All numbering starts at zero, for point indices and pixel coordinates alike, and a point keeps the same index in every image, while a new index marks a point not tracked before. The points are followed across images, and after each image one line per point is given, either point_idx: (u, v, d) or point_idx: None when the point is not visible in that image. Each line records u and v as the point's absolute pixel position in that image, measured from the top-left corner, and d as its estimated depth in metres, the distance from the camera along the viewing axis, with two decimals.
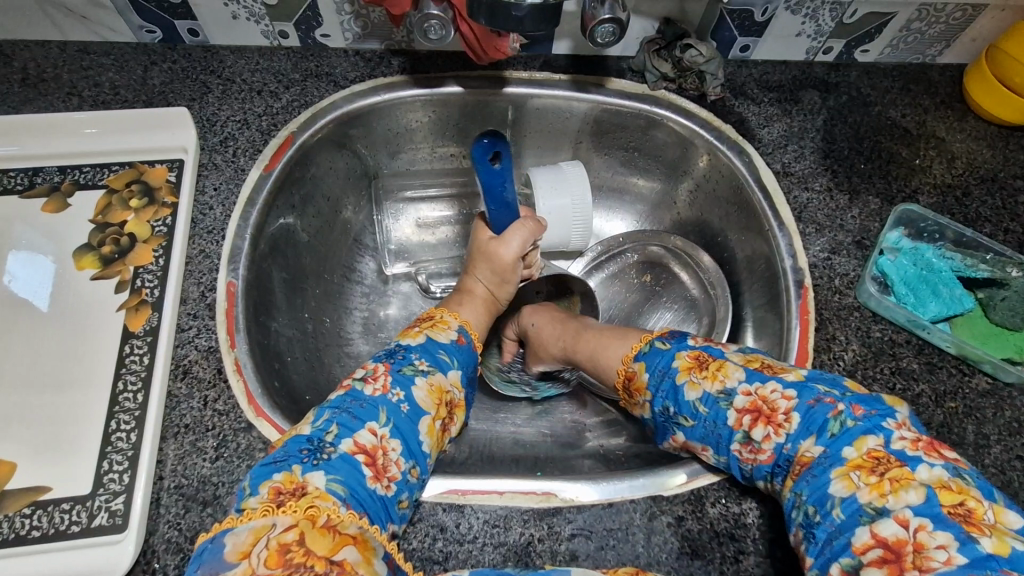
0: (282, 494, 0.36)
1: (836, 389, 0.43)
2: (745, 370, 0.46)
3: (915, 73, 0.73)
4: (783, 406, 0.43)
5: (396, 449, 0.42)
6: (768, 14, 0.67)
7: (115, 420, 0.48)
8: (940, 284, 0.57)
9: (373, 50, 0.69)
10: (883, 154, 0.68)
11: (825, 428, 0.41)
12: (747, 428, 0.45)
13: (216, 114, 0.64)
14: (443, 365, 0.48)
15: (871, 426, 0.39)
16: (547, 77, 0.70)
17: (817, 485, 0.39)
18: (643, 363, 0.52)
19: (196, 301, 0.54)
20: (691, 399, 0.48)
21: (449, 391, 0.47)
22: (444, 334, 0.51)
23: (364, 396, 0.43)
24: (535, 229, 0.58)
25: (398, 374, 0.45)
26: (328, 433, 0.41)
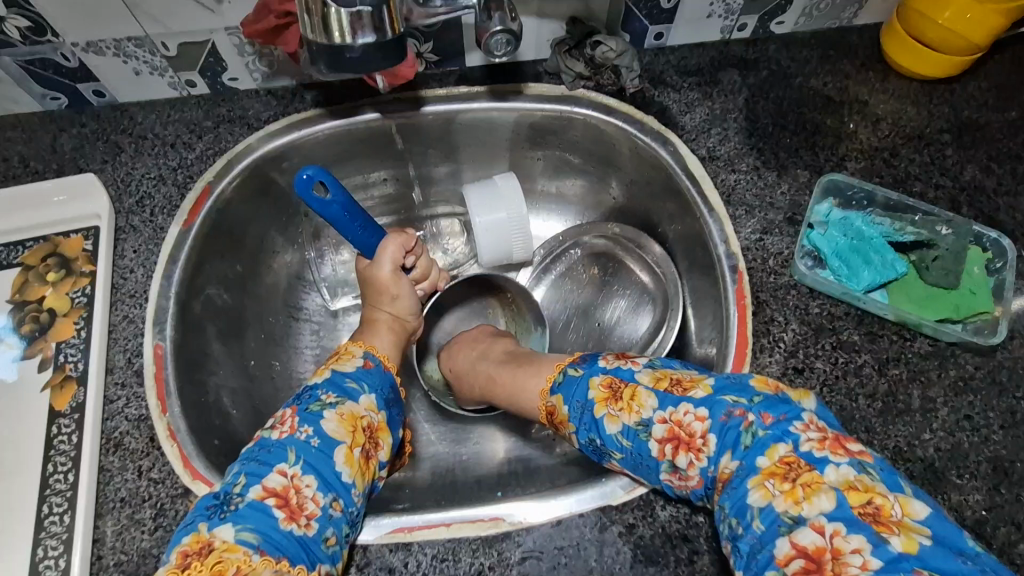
0: (189, 556, 0.36)
1: (743, 396, 0.42)
2: (656, 396, 0.45)
3: (833, 38, 0.72)
4: (699, 429, 0.42)
5: (310, 485, 0.41)
6: (673, 0, 0.66)
7: (46, 504, 0.47)
8: (871, 252, 0.56)
9: (284, 86, 0.68)
10: (808, 125, 0.67)
11: (738, 441, 0.40)
12: (671, 457, 0.43)
13: (130, 174, 0.63)
14: (353, 392, 0.46)
15: (779, 433, 0.40)
16: (466, 91, 0.69)
17: (735, 498, 0.39)
18: (560, 397, 0.50)
19: (123, 369, 0.53)
20: (612, 432, 0.46)
21: (365, 416, 0.46)
22: (352, 362, 0.49)
23: (271, 441, 0.43)
24: (404, 240, 0.60)
25: (305, 412, 0.44)
26: (236, 485, 0.40)
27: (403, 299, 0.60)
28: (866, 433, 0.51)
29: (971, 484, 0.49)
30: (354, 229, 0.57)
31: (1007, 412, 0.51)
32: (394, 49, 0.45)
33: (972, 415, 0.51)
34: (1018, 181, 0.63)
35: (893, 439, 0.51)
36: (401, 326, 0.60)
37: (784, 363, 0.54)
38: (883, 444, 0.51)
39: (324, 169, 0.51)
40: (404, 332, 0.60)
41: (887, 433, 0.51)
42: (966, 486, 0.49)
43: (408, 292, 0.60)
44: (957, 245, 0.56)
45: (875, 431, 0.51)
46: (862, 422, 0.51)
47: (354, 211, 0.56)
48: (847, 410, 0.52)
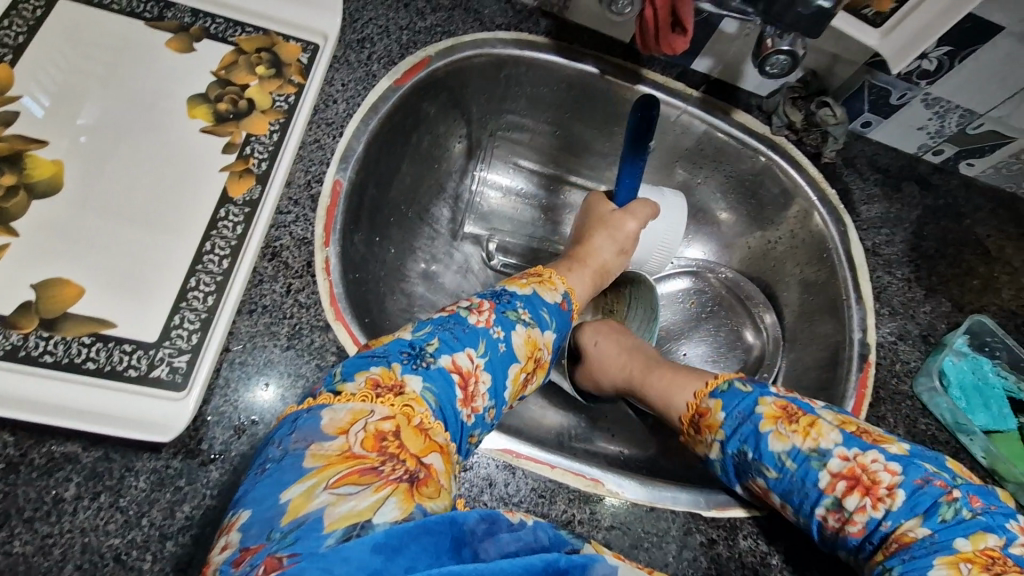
0: (380, 387, 0.37)
1: (946, 473, 0.44)
2: (843, 434, 0.47)
3: (1007, 200, 0.76)
4: (885, 480, 0.44)
5: (486, 382, 0.42)
6: (903, 100, 0.68)
7: (195, 278, 0.46)
8: (992, 400, 0.59)
9: (525, 3, 0.68)
10: (962, 265, 0.70)
11: (935, 512, 0.42)
12: (840, 495, 0.45)
13: (358, 13, 0.62)
14: (545, 320, 0.48)
15: (991, 524, 0.41)
16: (681, 89, 0.70)
17: (917, 566, 0.40)
18: (719, 402, 0.52)
19: (300, 188, 0.52)
20: (777, 451, 0.48)
21: (541, 350, 0.47)
22: (551, 294, 0.51)
23: (468, 323, 0.44)
24: (649, 212, 0.67)
25: (502, 316, 0.45)
26: (429, 344, 0.41)
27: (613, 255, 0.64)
28: None
29: None
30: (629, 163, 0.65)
31: None
32: None
33: None
34: None
35: None
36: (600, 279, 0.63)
37: None
38: None
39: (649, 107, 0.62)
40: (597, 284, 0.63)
41: None
42: None
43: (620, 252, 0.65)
44: None
45: None
46: None
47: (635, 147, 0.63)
48: None
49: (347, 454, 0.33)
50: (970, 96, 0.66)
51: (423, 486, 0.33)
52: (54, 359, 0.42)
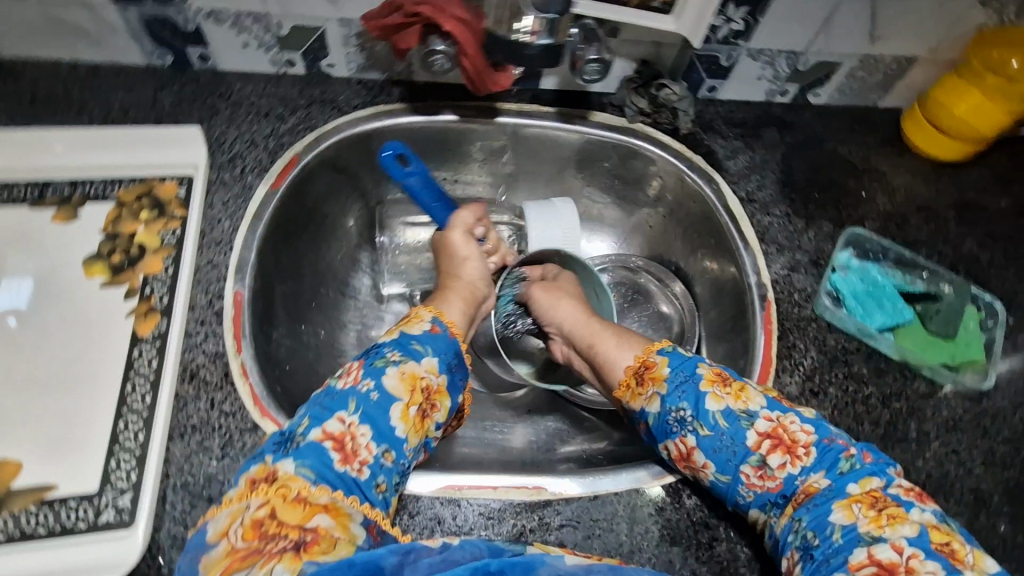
0: (257, 481, 0.42)
1: (844, 433, 0.50)
2: (767, 399, 0.51)
3: (861, 115, 0.82)
4: (802, 439, 0.49)
5: (364, 433, 0.46)
6: (731, 61, 0.75)
7: (122, 420, 0.50)
8: (885, 298, 0.64)
9: (374, 79, 0.74)
10: (835, 185, 0.76)
11: (836, 464, 0.47)
12: (765, 452, 0.49)
13: (223, 135, 0.67)
14: (416, 354, 0.51)
15: (876, 470, 0.47)
16: (538, 109, 0.76)
17: (818, 513, 0.45)
18: (665, 359, 0.55)
19: (204, 309, 0.56)
20: (712, 411, 0.51)
21: (424, 378, 0.50)
22: (418, 327, 0.54)
23: (336, 389, 0.48)
24: (478, 208, 0.69)
25: (370, 367, 0.49)
26: (300, 426, 0.45)
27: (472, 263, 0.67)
28: None
29: (955, 509, 0.56)
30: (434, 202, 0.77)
31: (988, 452, 0.59)
32: None
33: (958, 451, 0.59)
34: (1007, 260, 0.73)
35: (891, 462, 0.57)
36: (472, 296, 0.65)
37: (802, 385, 0.60)
38: None
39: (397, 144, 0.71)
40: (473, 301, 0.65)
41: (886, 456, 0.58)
42: (950, 511, 0.56)
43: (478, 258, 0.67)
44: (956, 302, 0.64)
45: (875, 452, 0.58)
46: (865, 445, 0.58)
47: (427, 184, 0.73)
48: (853, 432, 0.59)
49: (233, 551, 0.39)
50: (785, 41, 0.72)
51: (312, 545, 0.39)
52: (7, 534, 0.45)
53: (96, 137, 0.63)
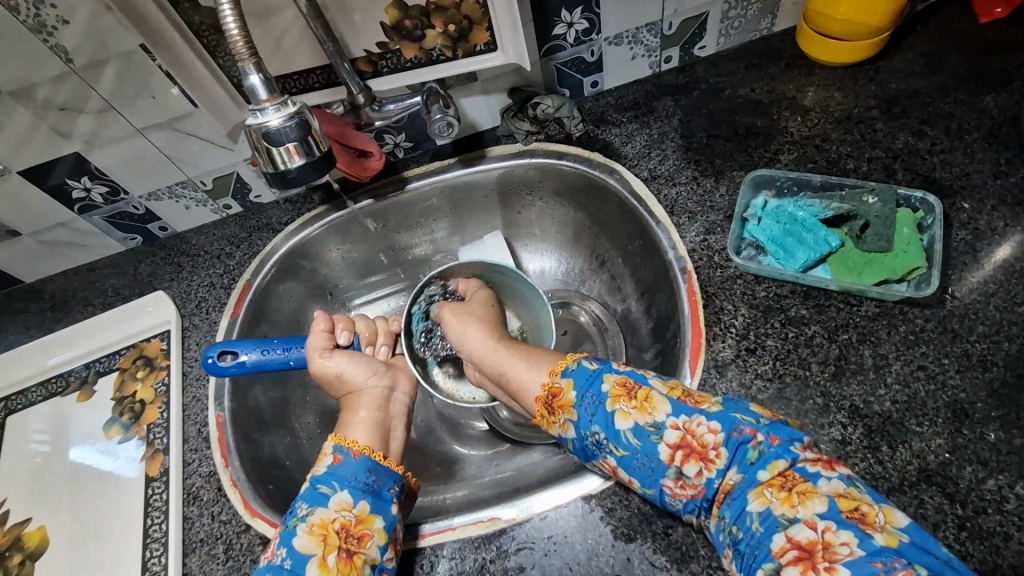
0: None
1: (751, 417, 0.49)
2: (669, 403, 0.51)
3: (756, 49, 0.80)
4: (711, 441, 0.49)
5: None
6: (595, 54, 0.76)
7: (149, 549, 0.60)
8: (804, 232, 0.61)
9: (297, 193, 0.84)
10: (741, 129, 0.74)
11: (745, 457, 0.48)
12: (680, 463, 0.49)
13: (189, 286, 0.80)
14: (321, 498, 0.55)
15: (781, 451, 0.47)
16: (440, 165, 0.82)
17: (739, 508, 0.47)
18: (570, 381, 0.56)
19: (195, 438, 0.66)
20: (622, 430, 0.52)
21: (334, 521, 0.54)
22: (322, 467, 0.57)
23: (260, 567, 0.52)
24: (324, 321, 0.68)
25: (284, 532, 0.53)
26: None
27: (354, 374, 0.66)
28: (822, 397, 0.55)
29: (932, 429, 0.52)
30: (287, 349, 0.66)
31: (962, 357, 0.54)
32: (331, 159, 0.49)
33: (925, 365, 0.55)
34: (952, 139, 0.67)
35: (849, 398, 0.54)
36: (377, 400, 0.65)
37: (737, 346, 0.59)
38: (839, 404, 0.54)
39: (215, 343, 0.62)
40: (382, 407, 0.64)
41: (842, 393, 0.55)
42: (927, 432, 0.52)
43: (353, 367, 0.66)
44: (884, 210, 0.60)
45: (830, 393, 0.55)
46: (817, 387, 0.55)
47: (269, 344, 0.65)
48: (802, 378, 0.56)
49: None
50: (636, 18, 0.73)
51: None
52: None
53: (96, 322, 0.78)
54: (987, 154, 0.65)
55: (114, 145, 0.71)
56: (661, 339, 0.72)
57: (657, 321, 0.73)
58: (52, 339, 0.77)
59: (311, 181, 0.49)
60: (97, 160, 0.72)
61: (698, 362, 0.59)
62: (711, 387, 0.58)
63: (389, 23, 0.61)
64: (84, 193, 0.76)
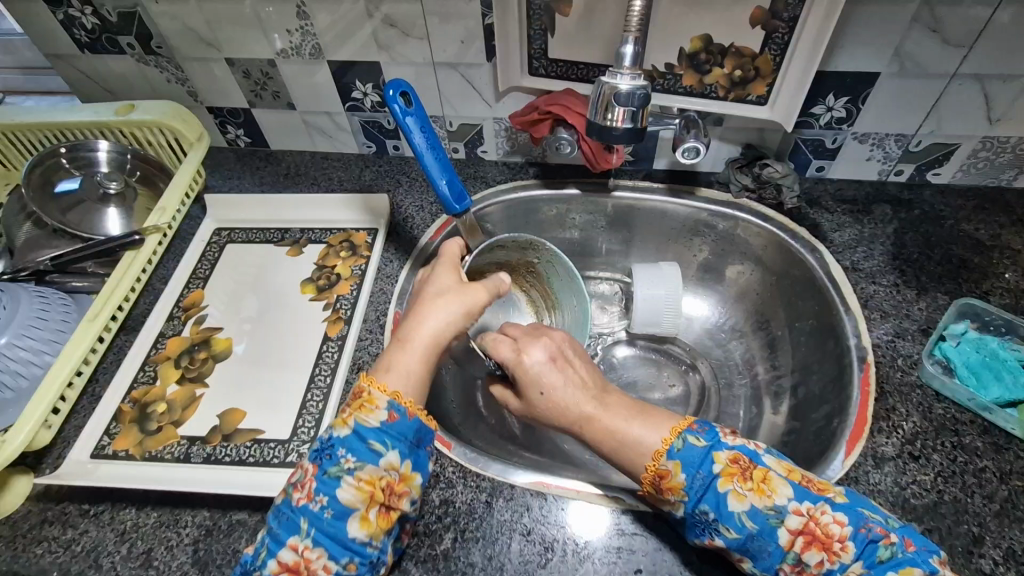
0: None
1: (876, 515, 0.50)
2: (791, 487, 0.51)
3: (990, 194, 0.81)
4: (837, 532, 0.49)
5: (320, 556, 0.49)
6: (837, 142, 0.80)
7: (311, 393, 0.68)
8: (1005, 371, 0.62)
9: (516, 162, 0.94)
10: (954, 259, 0.75)
11: (874, 555, 0.47)
12: (801, 550, 0.49)
13: (402, 201, 0.91)
14: (372, 454, 0.50)
15: (918, 559, 0.47)
16: (649, 185, 0.88)
17: None
18: (678, 463, 0.53)
19: (373, 321, 0.75)
20: (738, 512, 0.50)
21: (381, 481, 0.50)
22: (372, 417, 0.51)
23: (293, 506, 0.50)
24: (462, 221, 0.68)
25: (324, 477, 0.50)
26: (261, 555, 0.50)
27: (433, 316, 0.58)
28: (979, 528, 0.54)
29: None
30: (438, 174, 0.68)
31: None
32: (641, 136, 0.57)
33: None
34: None
35: (1009, 542, 0.53)
36: (437, 351, 0.58)
37: (900, 447, 0.60)
38: (997, 542, 0.53)
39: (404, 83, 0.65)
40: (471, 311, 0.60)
41: (1002, 535, 0.54)
42: None
43: (448, 307, 0.59)
44: None
45: (989, 529, 0.54)
46: (976, 518, 0.55)
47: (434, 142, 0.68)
48: (962, 503, 0.56)
49: None
50: (893, 125, 0.76)
51: None
52: (231, 457, 0.64)
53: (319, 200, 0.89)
54: None
55: (407, 66, 0.83)
56: (805, 417, 0.73)
57: (807, 399, 0.74)
58: (281, 200, 0.89)
59: (621, 145, 0.56)
60: (388, 73, 0.84)
61: (855, 446, 0.60)
62: (864, 473, 0.58)
63: (688, 50, 0.69)
64: (360, 96, 0.89)
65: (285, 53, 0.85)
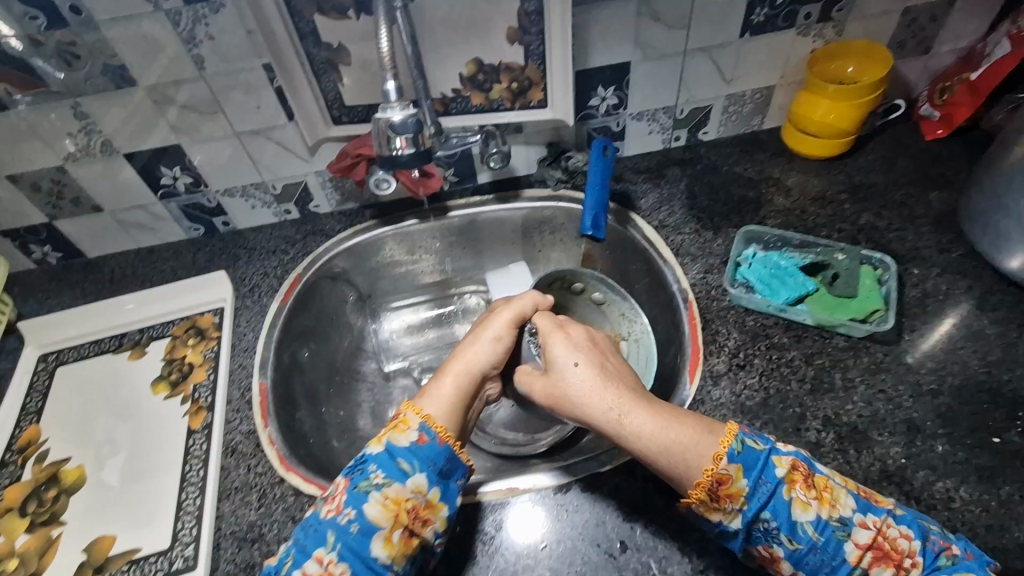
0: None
1: (932, 524, 0.52)
2: (856, 498, 0.52)
3: (748, 139, 0.97)
4: (903, 544, 0.50)
5: (342, 572, 0.52)
6: (620, 125, 0.92)
7: (185, 492, 0.66)
8: (787, 276, 0.74)
9: (351, 207, 0.96)
10: (735, 197, 0.89)
11: (933, 563, 0.49)
12: (866, 563, 0.49)
13: (244, 273, 0.89)
14: (401, 473, 0.56)
15: (971, 567, 0.49)
16: (479, 199, 0.95)
17: None
18: (739, 467, 0.52)
19: (238, 400, 0.73)
20: (804, 524, 0.50)
21: (407, 499, 0.55)
22: (405, 436, 0.57)
23: (319, 519, 0.54)
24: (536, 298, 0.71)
25: (354, 492, 0.55)
26: (285, 565, 0.53)
27: (468, 345, 0.67)
28: (799, 407, 0.65)
29: (891, 439, 0.61)
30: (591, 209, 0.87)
31: (915, 385, 0.65)
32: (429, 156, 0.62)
33: (885, 389, 0.65)
34: (906, 221, 0.81)
35: (822, 410, 0.64)
36: (472, 381, 0.65)
37: (729, 362, 0.70)
38: (813, 414, 0.64)
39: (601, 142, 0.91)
40: (466, 387, 0.64)
41: (816, 406, 0.65)
42: (887, 441, 0.61)
43: (478, 334, 0.67)
44: (851, 265, 0.74)
45: (806, 405, 0.65)
46: (795, 400, 0.66)
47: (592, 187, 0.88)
48: (782, 391, 0.67)
49: None
50: (657, 101, 0.90)
51: None
52: None
53: (153, 293, 0.86)
54: (933, 236, 0.79)
55: (211, 143, 0.83)
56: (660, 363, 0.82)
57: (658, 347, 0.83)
58: (119, 299, 0.84)
59: (415, 168, 0.60)
60: (193, 153, 0.84)
61: (695, 374, 0.70)
62: (707, 393, 0.67)
63: (466, 74, 0.77)
64: (171, 181, 0.87)
65: (74, 156, 0.81)
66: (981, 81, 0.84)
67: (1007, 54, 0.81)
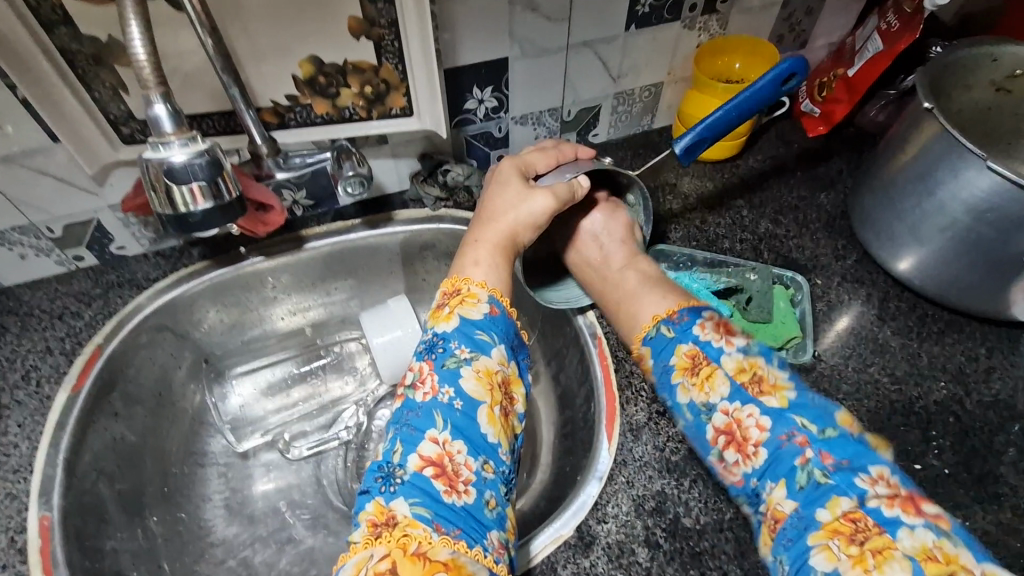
0: (378, 526, 0.43)
1: (813, 425, 0.46)
2: (729, 385, 0.50)
3: (639, 140, 0.90)
4: (754, 436, 0.47)
5: (461, 450, 0.46)
6: (503, 130, 0.79)
7: None
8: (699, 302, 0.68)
9: (172, 245, 0.75)
10: None
11: (793, 478, 0.45)
12: (723, 447, 0.50)
13: (15, 351, 0.66)
14: (483, 345, 0.52)
15: (842, 486, 0.43)
16: (343, 225, 0.77)
17: (795, 552, 0.42)
18: (648, 349, 0.58)
19: (8, 549, 0.53)
20: (682, 403, 0.53)
21: (498, 373, 0.51)
22: (476, 309, 0.54)
23: (418, 404, 0.49)
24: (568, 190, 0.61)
25: (443, 370, 0.50)
26: (396, 454, 0.47)
27: (522, 204, 0.59)
28: None
29: None
30: (710, 124, 0.63)
31: None
32: (235, 209, 0.49)
33: None
34: (801, 227, 0.78)
35: None
36: (509, 247, 0.60)
37: (648, 409, 0.62)
38: None
39: (802, 61, 0.61)
40: (509, 255, 0.60)
41: None
42: None
43: (540, 194, 0.59)
44: (763, 285, 0.70)
45: None
46: None
47: (743, 102, 0.62)
48: None
49: None
50: (541, 103, 0.78)
51: None
52: None
53: None
54: (829, 242, 0.77)
55: None
56: (568, 405, 0.72)
57: (567, 386, 0.73)
58: None
59: (218, 225, 0.49)
60: None
61: (614, 426, 0.60)
62: (629, 450, 0.59)
63: (300, 77, 0.62)
64: None
65: None
66: (856, 79, 0.82)
67: (879, 52, 0.78)
